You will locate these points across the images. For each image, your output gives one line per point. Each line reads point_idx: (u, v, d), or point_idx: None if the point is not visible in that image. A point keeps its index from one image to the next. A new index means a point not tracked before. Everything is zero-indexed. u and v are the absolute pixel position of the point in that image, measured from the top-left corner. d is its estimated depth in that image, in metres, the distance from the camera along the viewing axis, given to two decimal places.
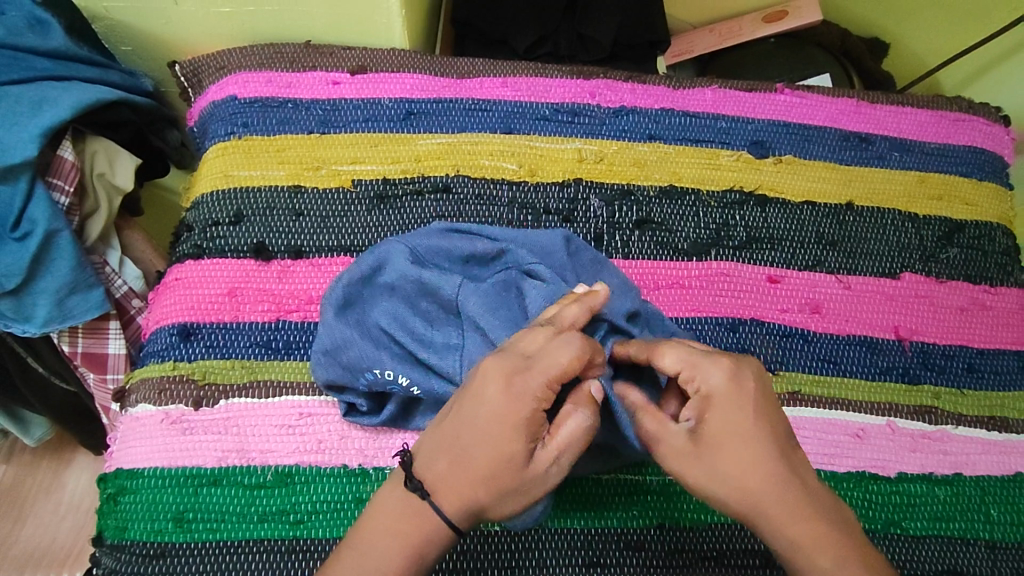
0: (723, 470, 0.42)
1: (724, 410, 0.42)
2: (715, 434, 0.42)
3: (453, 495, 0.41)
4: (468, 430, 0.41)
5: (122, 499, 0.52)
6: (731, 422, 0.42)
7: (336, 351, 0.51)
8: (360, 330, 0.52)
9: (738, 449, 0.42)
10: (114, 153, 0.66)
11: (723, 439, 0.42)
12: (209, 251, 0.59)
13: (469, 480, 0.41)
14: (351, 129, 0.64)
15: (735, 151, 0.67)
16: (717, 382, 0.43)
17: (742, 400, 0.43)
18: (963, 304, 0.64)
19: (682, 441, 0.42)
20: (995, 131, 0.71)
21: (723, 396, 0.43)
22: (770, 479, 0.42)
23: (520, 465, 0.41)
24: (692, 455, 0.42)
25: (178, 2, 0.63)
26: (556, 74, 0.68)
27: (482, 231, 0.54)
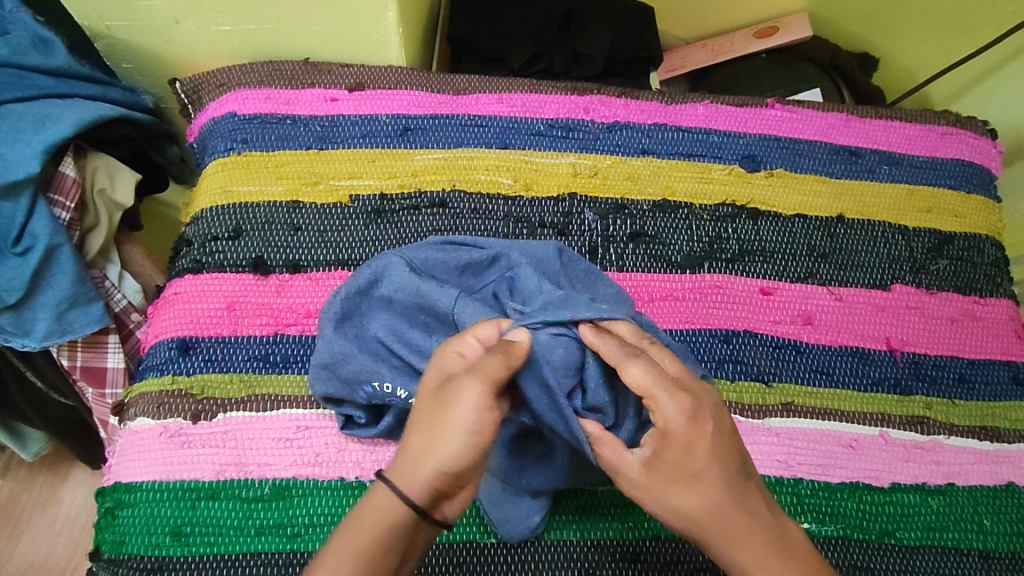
0: (678, 501, 0.41)
1: (681, 446, 0.40)
2: (671, 468, 0.41)
3: (409, 466, 0.38)
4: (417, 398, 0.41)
5: (120, 513, 0.52)
6: (687, 458, 0.41)
7: (338, 366, 0.52)
8: (363, 345, 0.52)
9: (692, 483, 0.41)
10: (114, 169, 0.66)
11: (678, 472, 0.41)
12: (208, 266, 0.60)
13: (421, 445, 0.38)
14: (349, 145, 0.65)
15: (728, 165, 0.68)
16: (676, 418, 0.40)
17: (699, 438, 0.40)
18: (953, 315, 0.65)
19: (638, 474, 0.41)
20: (983, 144, 0.73)
21: (681, 432, 0.40)
22: (724, 510, 0.41)
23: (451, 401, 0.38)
24: (648, 485, 0.41)
25: (179, 21, 0.64)
26: (551, 90, 0.69)
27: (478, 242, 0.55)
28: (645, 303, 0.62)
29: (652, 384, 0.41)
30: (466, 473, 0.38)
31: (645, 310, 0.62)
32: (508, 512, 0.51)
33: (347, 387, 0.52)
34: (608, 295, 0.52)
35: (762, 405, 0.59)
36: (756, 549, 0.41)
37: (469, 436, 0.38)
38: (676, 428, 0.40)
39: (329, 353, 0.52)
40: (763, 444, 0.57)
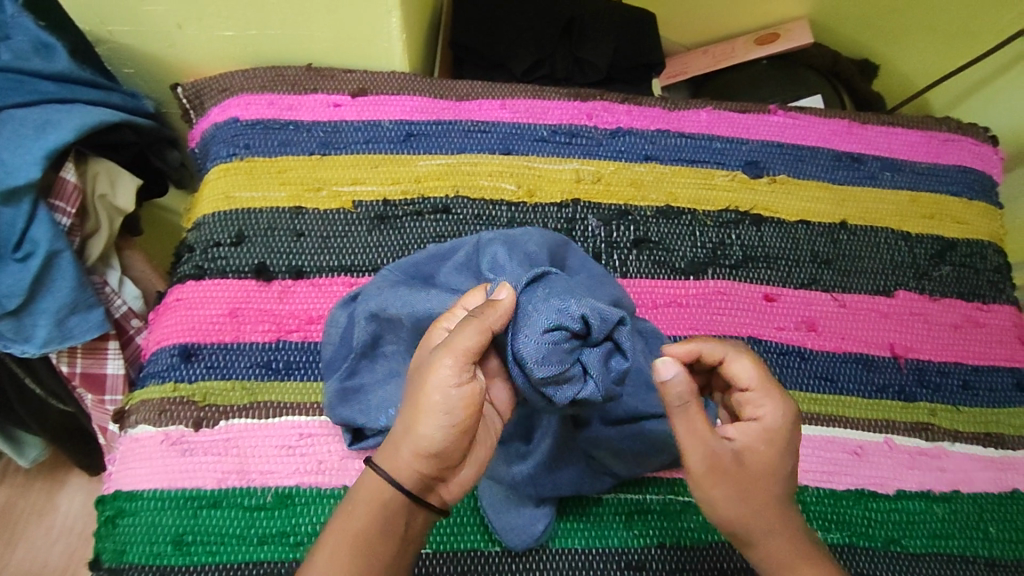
0: (747, 499, 0.41)
1: (770, 446, 0.42)
2: (756, 465, 0.41)
3: (393, 443, 0.40)
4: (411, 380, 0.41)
5: (120, 522, 0.52)
6: (770, 457, 0.42)
7: (367, 386, 0.53)
8: (383, 365, 0.53)
9: (764, 484, 0.41)
10: (115, 174, 0.66)
11: (756, 472, 0.41)
12: (210, 272, 0.59)
13: (404, 425, 0.39)
14: (353, 150, 0.65)
15: (731, 171, 0.68)
16: (775, 418, 0.42)
17: (784, 441, 0.42)
18: (957, 321, 0.65)
19: (727, 460, 0.40)
20: (984, 151, 0.73)
21: (779, 431, 0.42)
22: (782, 519, 0.42)
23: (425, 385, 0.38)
24: (729, 481, 0.40)
25: (181, 27, 0.64)
26: (554, 96, 0.69)
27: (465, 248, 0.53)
28: (648, 309, 0.62)
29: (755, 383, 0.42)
30: (445, 453, 0.39)
31: (649, 316, 0.62)
32: (513, 519, 0.51)
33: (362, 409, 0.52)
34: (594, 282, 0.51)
35: None
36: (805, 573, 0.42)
37: (444, 419, 0.38)
38: (771, 428, 0.42)
39: (354, 372, 0.53)
40: None
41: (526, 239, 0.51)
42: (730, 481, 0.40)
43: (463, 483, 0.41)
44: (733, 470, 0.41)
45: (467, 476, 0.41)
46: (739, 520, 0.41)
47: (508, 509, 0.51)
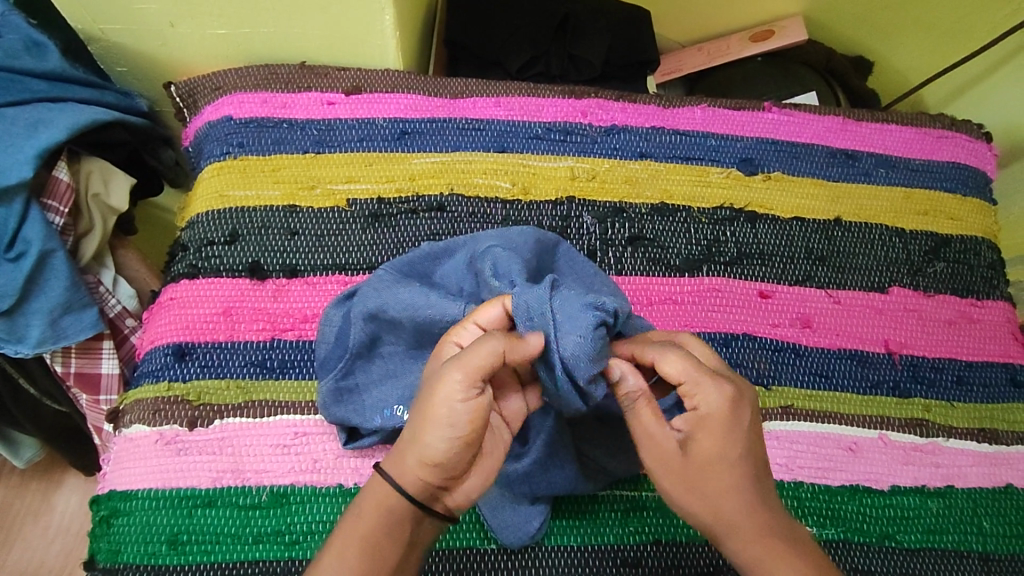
0: (699, 491, 0.41)
1: (713, 436, 0.41)
2: (701, 457, 0.41)
3: (399, 452, 0.40)
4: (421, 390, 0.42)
5: (115, 522, 0.52)
6: (720, 446, 0.41)
7: (365, 386, 0.53)
8: (380, 365, 0.53)
9: (717, 476, 0.41)
10: (109, 173, 0.66)
11: (704, 464, 0.41)
12: (203, 271, 0.59)
13: (408, 435, 0.40)
14: (347, 149, 0.65)
15: (725, 168, 0.68)
16: (717, 404, 0.41)
17: (732, 427, 0.41)
18: (951, 317, 0.65)
19: (671, 453, 0.41)
20: (978, 147, 0.73)
21: (718, 419, 0.41)
22: (744, 510, 0.41)
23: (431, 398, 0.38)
24: (675, 471, 0.41)
25: (174, 25, 0.63)
26: (548, 93, 0.69)
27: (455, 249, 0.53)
28: (643, 307, 0.62)
29: (693, 371, 0.41)
30: (450, 464, 0.39)
31: (644, 313, 0.62)
32: (507, 517, 0.51)
33: (359, 410, 0.52)
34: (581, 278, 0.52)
35: (761, 409, 0.59)
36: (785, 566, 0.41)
37: (449, 431, 0.38)
38: (710, 418, 0.41)
39: (349, 372, 0.53)
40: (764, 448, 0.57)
41: (523, 243, 0.50)
42: (676, 471, 0.41)
43: (468, 492, 0.41)
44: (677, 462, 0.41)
45: (471, 485, 0.41)
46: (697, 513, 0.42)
47: (502, 508, 0.51)
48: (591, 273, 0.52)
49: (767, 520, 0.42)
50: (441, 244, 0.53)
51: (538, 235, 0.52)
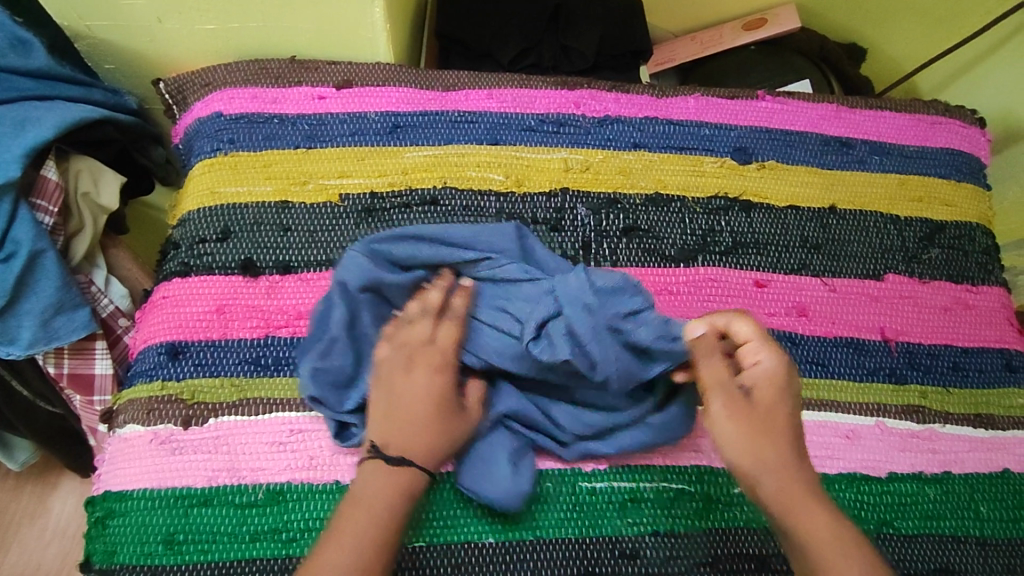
0: (748, 437, 0.47)
1: (771, 391, 0.48)
2: (757, 406, 0.48)
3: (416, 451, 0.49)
4: (404, 404, 0.50)
5: (111, 522, 0.51)
6: (776, 402, 0.48)
7: (342, 368, 0.52)
8: (355, 347, 0.53)
9: (769, 424, 0.47)
10: (98, 171, 0.65)
11: (757, 412, 0.48)
12: (196, 269, 0.59)
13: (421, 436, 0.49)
14: (338, 143, 0.64)
15: (719, 157, 0.68)
16: (773, 363, 0.49)
17: (785, 389, 0.49)
18: (946, 303, 0.65)
19: (739, 399, 0.48)
20: (971, 133, 0.73)
21: (778, 377, 0.49)
22: (785, 459, 0.47)
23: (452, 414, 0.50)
24: (739, 416, 0.48)
25: (162, 21, 0.63)
26: (540, 85, 0.69)
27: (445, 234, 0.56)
28: None
29: (757, 338, 0.50)
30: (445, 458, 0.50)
31: None
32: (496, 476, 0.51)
33: (336, 391, 0.52)
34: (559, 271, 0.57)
35: None
36: (817, 513, 0.45)
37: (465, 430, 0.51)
38: (764, 377, 0.49)
39: (326, 356, 0.52)
40: None
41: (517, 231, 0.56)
42: (741, 418, 0.47)
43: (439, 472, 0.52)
44: (739, 411, 0.48)
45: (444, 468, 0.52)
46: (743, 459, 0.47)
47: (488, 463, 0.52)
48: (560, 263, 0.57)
49: (809, 476, 0.47)
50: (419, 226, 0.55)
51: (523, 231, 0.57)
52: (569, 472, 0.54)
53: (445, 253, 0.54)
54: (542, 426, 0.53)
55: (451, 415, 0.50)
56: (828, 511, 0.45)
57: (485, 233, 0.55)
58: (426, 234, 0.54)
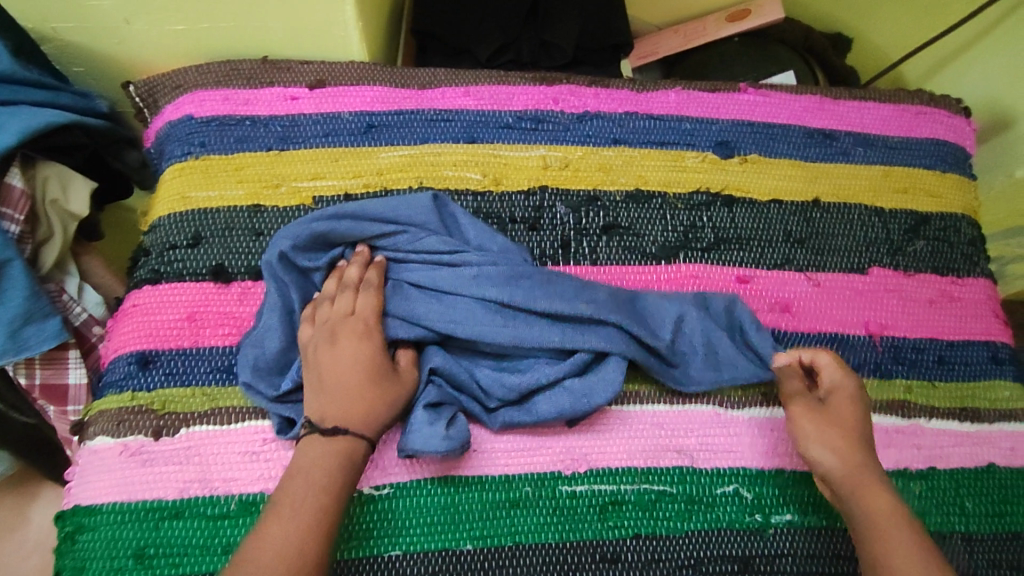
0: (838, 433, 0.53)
1: (851, 401, 0.54)
2: (841, 412, 0.54)
3: (348, 416, 0.49)
4: (334, 371, 0.50)
5: (80, 537, 0.50)
6: (845, 418, 0.53)
7: (274, 354, 0.52)
8: (288, 330, 0.53)
9: (851, 427, 0.53)
10: (67, 178, 0.64)
11: (838, 416, 0.53)
12: (166, 276, 0.58)
13: (352, 403, 0.49)
14: (311, 144, 0.63)
15: (701, 152, 0.67)
16: (853, 383, 0.55)
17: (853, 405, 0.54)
18: (931, 296, 0.65)
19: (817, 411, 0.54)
20: (956, 122, 0.72)
21: (846, 395, 0.55)
22: (854, 452, 0.52)
23: (383, 379, 0.50)
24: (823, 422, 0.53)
25: (129, 22, 0.61)
26: (519, 81, 0.68)
27: (362, 215, 0.55)
28: None
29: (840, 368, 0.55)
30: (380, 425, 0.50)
31: None
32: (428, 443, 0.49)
33: (267, 379, 0.52)
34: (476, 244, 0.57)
35: (742, 397, 0.57)
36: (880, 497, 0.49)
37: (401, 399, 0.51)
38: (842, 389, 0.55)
39: (258, 342, 0.53)
40: (745, 436, 0.56)
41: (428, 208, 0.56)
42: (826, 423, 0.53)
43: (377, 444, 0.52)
44: (842, 413, 0.54)
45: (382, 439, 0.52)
46: (830, 455, 0.52)
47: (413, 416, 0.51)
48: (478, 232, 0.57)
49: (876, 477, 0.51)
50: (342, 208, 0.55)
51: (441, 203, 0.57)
52: (548, 475, 0.53)
53: (367, 228, 0.55)
54: (470, 390, 0.53)
55: (380, 380, 0.50)
56: (891, 499, 0.49)
57: (399, 206, 0.55)
58: (348, 211, 0.54)
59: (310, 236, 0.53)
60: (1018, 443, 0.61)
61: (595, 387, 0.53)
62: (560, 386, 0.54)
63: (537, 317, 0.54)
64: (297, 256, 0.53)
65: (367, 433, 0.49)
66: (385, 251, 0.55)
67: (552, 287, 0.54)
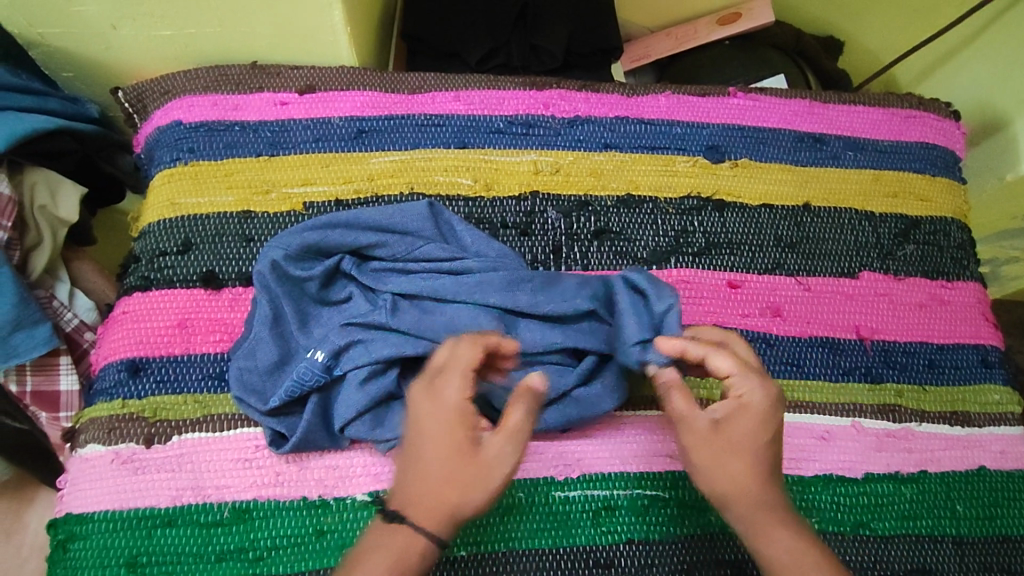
0: (734, 464, 0.44)
1: (749, 421, 0.45)
2: (733, 440, 0.45)
3: (440, 515, 0.41)
4: (429, 461, 0.42)
5: (72, 546, 0.50)
6: (750, 435, 0.45)
7: (267, 366, 0.52)
8: (282, 342, 0.52)
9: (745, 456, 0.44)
10: (56, 183, 0.64)
11: (732, 447, 0.44)
12: (157, 282, 0.57)
13: (431, 489, 0.41)
14: (301, 150, 0.63)
15: (692, 156, 0.67)
16: (757, 396, 0.45)
17: (767, 423, 0.45)
18: (922, 300, 0.65)
19: (704, 427, 0.45)
20: (946, 126, 0.72)
21: (758, 410, 0.45)
22: (754, 483, 0.44)
23: (467, 457, 0.42)
24: (718, 448, 0.44)
25: (116, 27, 0.61)
26: (509, 85, 0.67)
27: (356, 223, 0.54)
28: None
29: (740, 370, 0.46)
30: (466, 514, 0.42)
31: None
32: None
33: (261, 392, 0.51)
34: (472, 250, 0.56)
35: None
36: (783, 532, 0.44)
37: (484, 483, 0.42)
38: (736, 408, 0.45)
39: (251, 355, 0.52)
40: None
41: (420, 215, 0.55)
42: (711, 449, 0.44)
43: None
44: (737, 438, 0.45)
45: None
46: (723, 487, 0.44)
47: None
48: (472, 239, 0.56)
49: (779, 505, 0.45)
50: (333, 217, 0.54)
51: (434, 209, 0.56)
52: (541, 481, 0.53)
53: (360, 237, 0.54)
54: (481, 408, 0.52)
55: (464, 461, 0.42)
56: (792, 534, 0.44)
57: (395, 213, 0.55)
58: (340, 221, 0.54)
59: (302, 247, 0.53)
60: (1008, 446, 0.61)
61: (602, 393, 0.53)
62: (568, 397, 0.53)
63: (537, 322, 0.53)
64: (289, 266, 0.52)
65: (437, 528, 0.41)
66: (379, 261, 0.55)
67: (553, 290, 0.54)
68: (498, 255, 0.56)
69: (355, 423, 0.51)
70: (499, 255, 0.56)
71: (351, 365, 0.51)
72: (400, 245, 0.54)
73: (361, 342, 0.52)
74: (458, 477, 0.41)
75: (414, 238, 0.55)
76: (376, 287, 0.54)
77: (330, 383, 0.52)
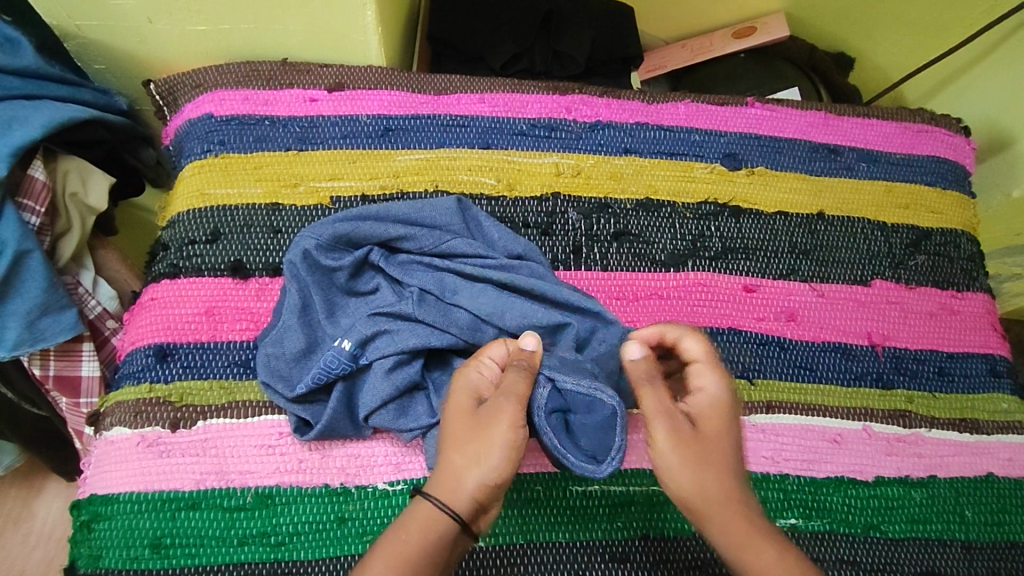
0: (719, 470, 0.42)
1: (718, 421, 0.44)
2: (705, 442, 0.43)
3: (453, 482, 0.42)
4: (445, 435, 0.44)
5: (96, 526, 0.51)
6: (723, 433, 0.44)
7: (294, 353, 0.53)
8: (309, 330, 0.54)
9: (721, 456, 0.43)
10: (87, 171, 0.65)
11: (706, 449, 0.42)
12: (185, 271, 0.58)
13: (453, 457, 0.43)
14: (330, 146, 0.64)
15: (710, 163, 0.68)
16: (717, 389, 0.45)
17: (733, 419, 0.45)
18: (932, 309, 0.66)
19: (687, 430, 0.43)
20: (957, 141, 0.74)
21: (724, 406, 0.45)
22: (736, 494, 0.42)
23: (475, 417, 0.44)
24: (688, 447, 0.42)
25: (152, 21, 0.62)
26: (533, 89, 0.69)
27: (387, 216, 0.56)
28: (629, 302, 0.62)
29: (705, 358, 0.47)
30: (484, 475, 0.42)
31: (629, 309, 0.62)
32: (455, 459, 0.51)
33: (286, 379, 0.52)
34: (497, 247, 0.58)
35: (747, 402, 0.59)
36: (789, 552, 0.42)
37: (491, 436, 0.43)
38: (707, 409, 0.45)
39: (278, 342, 0.53)
40: (749, 441, 0.58)
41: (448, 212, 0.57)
42: (684, 448, 0.42)
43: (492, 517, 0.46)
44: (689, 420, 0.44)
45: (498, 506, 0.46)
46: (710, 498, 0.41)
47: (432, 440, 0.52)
48: (497, 235, 0.58)
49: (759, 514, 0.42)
50: (369, 208, 0.56)
51: (461, 205, 0.58)
52: (559, 476, 0.54)
53: (390, 227, 0.55)
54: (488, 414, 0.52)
55: (473, 424, 0.44)
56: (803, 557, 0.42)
57: (424, 207, 0.56)
58: (370, 213, 0.56)
59: (334, 237, 0.54)
60: (1015, 454, 0.62)
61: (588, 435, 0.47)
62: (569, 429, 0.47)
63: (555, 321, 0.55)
64: (320, 254, 0.53)
65: (456, 497, 0.42)
66: (406, 254, 0.56)
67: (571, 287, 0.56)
68: (523, 253, 0.57)
69: (379, 412, 0.52)
70: (523, 254, 0.57)
71: (376, 355, 0.52)
72: (428, 238, 0.56)
73: (386, 332, 0.53)
74: (469, 437, 0.43)
75: (443, 233, 0.56)
76: (402, 280, 0.55)
77: (355, 372, 0.53)
